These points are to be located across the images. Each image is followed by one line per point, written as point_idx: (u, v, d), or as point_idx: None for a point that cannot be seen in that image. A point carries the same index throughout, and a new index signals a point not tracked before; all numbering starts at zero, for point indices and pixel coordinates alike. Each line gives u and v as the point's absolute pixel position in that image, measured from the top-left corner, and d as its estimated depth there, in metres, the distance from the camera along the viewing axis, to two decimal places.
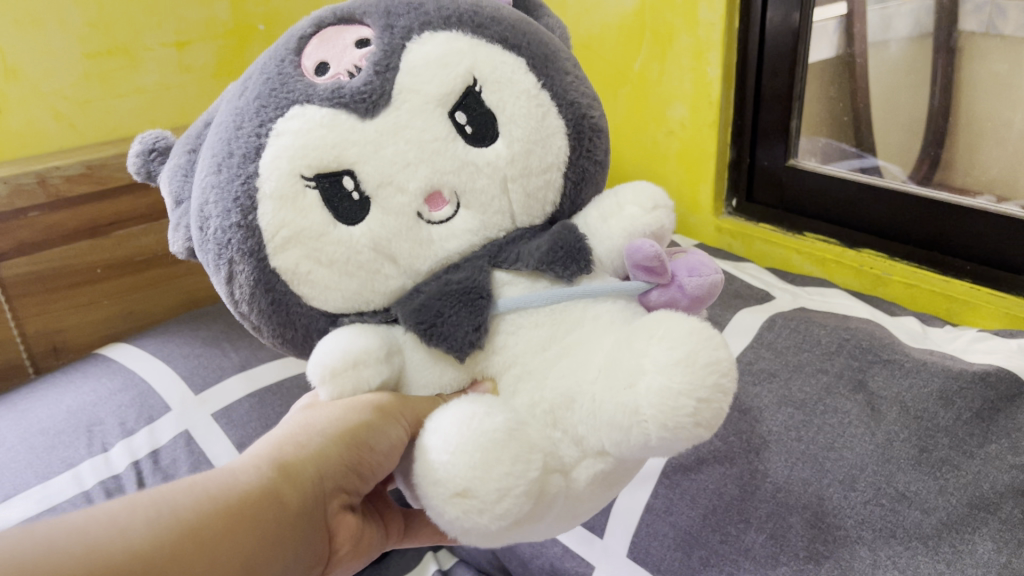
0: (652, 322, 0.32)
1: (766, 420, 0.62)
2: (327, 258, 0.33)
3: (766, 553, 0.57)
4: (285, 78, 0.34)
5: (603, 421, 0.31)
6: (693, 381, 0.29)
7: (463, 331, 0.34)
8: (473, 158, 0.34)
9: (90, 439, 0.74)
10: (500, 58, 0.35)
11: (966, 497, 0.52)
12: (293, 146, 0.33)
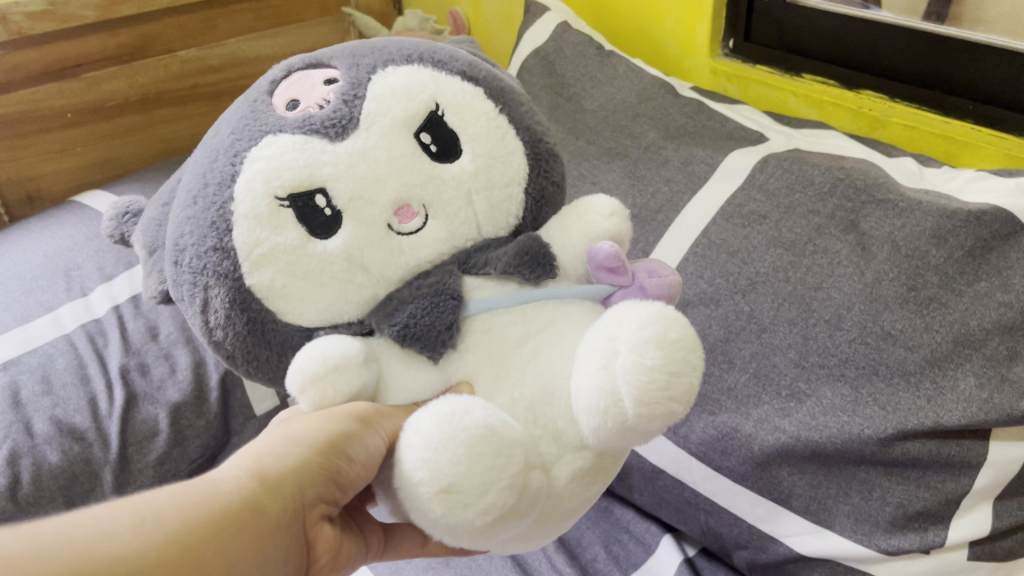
0: (617, 313, 0.36)
1: (754, 262, 0.61)
2: (302, 267, 0.37)
3: (748, 393, 0.59)
4: (259, 118, 0.39)
5: (582, 409, 0.36)
6: (665, 357, 0.34)
7: (436, 326, 0.38)
8: (437, 174, 0.39)
9: (69, 283, 0.74)
10: (456, 91, 0.40)
11: (952, 334, 0.52)
12: (266, 170, 0.37)
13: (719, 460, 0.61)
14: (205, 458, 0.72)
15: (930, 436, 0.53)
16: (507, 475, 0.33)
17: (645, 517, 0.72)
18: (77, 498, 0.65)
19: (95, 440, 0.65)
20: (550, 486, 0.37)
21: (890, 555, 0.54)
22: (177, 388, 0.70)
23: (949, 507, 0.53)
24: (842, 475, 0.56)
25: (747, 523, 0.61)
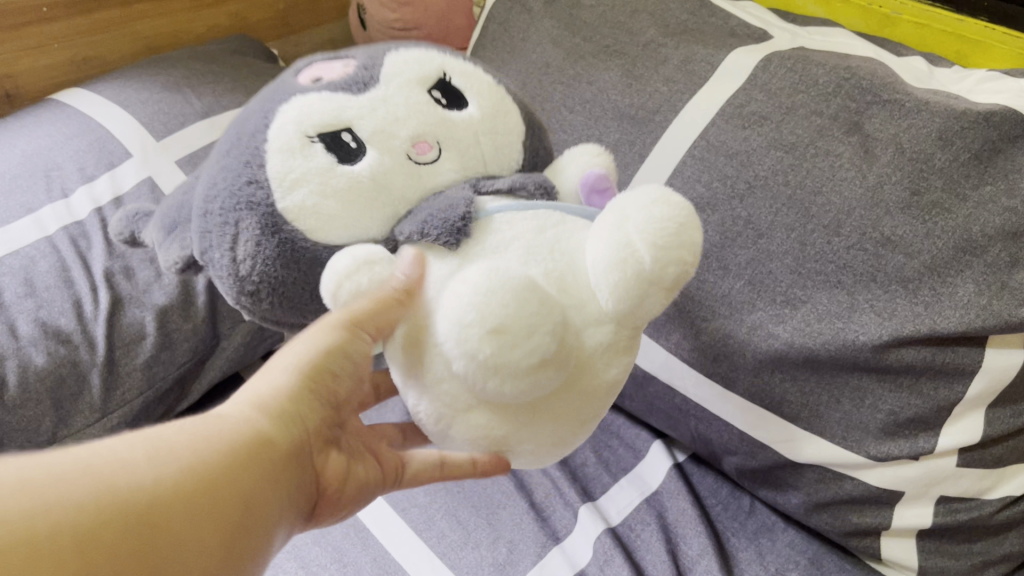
0: (620, 199, 0.39)
1: (752, 165, 0.58)
2: (333, 184, 0.39)
3: (743, 300, 0.57)
4: (285, 89, 0.42)
5: (605, 270, 0.37)
6: (673, 208, 0.37)
7: (456, 217, 0.39)
8: (450, 118, 0.42)
9: (49, 184, 0.72)
10: (460, 66, 0.45)
11: (953, 240, 0.50)
12: (296, 113, 0.40)
13: (710, 366, 0.60)
14: (193, 361, 0.71)
15: (925, 343, 0.52)
16: (542, 312, 0.33)
17: (635, 424, 0.72)
18: (66, 400, 0.64)
19: (81, 343, 0.65)
20: (580, 352, 0.37)
21: (879, 461, 0.55)
22: (164, 293, 0.69)
23: (941, 415, 0.53)
24: (834, 382, 0.55)
25: (737, 430, 0.60)
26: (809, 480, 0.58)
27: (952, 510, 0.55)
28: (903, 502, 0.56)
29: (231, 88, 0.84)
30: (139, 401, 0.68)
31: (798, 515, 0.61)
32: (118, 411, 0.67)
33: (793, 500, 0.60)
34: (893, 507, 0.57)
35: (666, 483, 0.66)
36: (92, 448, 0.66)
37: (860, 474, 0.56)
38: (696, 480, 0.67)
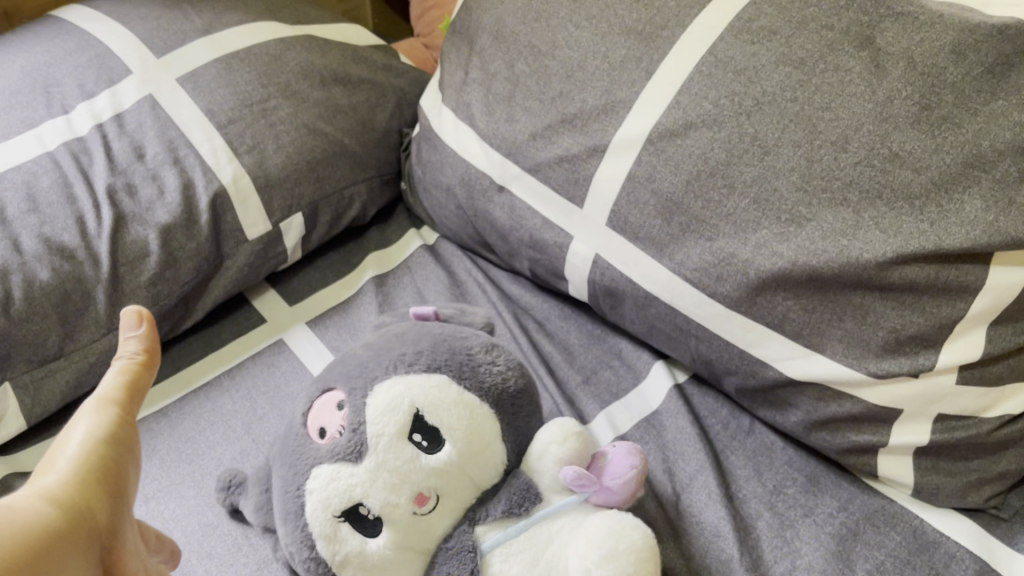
0: (585, 533, 0.49)
1: (761, 81, 0.57)
2: (369, 562, 0.48)
3: (747, 219, 0.57)
4: (302, 452, 0.50)
5: (590, 560, 0.47)
6: (615, 536, 0.48)
7: (473, 572, 0.49)
8: (435, 465, 0.49)
9: (50, 100, 0.72)
10: (427, 386, 0.50)
11: (962, 156, 0.50)
12: (319, 503, 0.48)
13: (713, 286, 0.59)
14: (198, 280, 0.71)
15: (930, 261, 0.51)
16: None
17: (638, 345, 0.72)
18: (72, 316, 0.64)
19: (85, 260, 0.65)
20: None
21: (879, 379, 0.55)
22: (166, 211, 0.68)
23: (943, 332, 0.53)
24: (837, 300, 0.55)
25: (738, 350, 0.60)
26: (809, 399, 0.59)
27: (950, 428, 0.56)
28: (902, 420, 0.57)
29: (230, 5, 0.82)
30: None
31: (797, 433, 0.62)
32: None
33: (793, 419, 0.61)
34: (891, 425, 0.57)
35: (667, 403, 0.67)
36: (99, 364, 0.66)
37: (859, 392, 0.57)
38: (697, 400, 0.68)
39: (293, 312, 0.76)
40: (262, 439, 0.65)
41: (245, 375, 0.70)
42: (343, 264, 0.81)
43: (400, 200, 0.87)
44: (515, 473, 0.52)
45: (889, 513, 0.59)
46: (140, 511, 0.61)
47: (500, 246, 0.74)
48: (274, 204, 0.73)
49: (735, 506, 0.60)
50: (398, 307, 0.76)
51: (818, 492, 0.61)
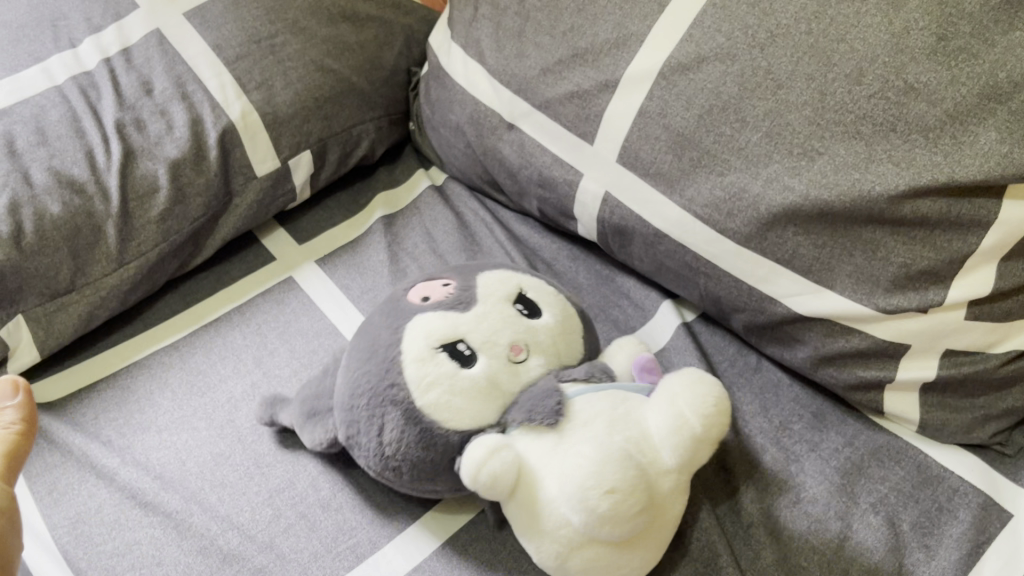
0: (669, 386, 0.51)
1: (775, 14, 0.56)
2: (460, 387, 0.51)
3: (759, 154, 0.57)
4: (401, 309, 0.56)
5: (672, 404, 0.50)
6: (684, 385, 0.51)
7: (553, 404, 0.51)
8: (533, 325, 0.55)
9: (56, 35, 0.73)
10: (534, 282, 0.58)
11: (977, 87, 0.50)
12: (424, 331, 0.53)
13: (722, 222, 0.59)
14: (207, 216, 0.71)
15: (942, 194, 0.51)
16: (637, 476, 0.47)
17: (645, 285, 0.72)
18: (83, 250, 0.65)
19: (95, 194, 0.65)
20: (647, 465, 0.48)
21: (888, 314, 0.55)
22: (175, 146, 0.68)
23: (953, 267, 0.53)
24: (848, 235, 0.55)
25: (747, 286, 0.60)
26: (817, 335, 0.59)
27: (957, 363, 0.56)
28: (909, 355, 0.57)
29: None
30: (155, 254, 0.68)
31: (804, 370, 0.62)
32: (135, 262, 0.67)
33: (801, 355, 0.61)
34: (898, 360, 0.57)
35: (675, 341, 0.67)
36: (110, 298, 0.67)
37: (867, 327, 0.57)
38: (704, 339, 0.68)
39: (302, 250, 0.76)
40: (272, 373, 0.66)
41: (255, 312, 0.70)
42: (351, 203, 0.81)
43: (408, 139, 0.86)
44: (576, 367, 0.55)
45: (894, 449, 0.60)
46: (154, 441, 0.61)
47: (509, 185, 0.74)
48: (283, 141, 0.73)
49: (742, 441, 0.61)
50: (407, 246, 0.76)
51: (824, 428, 0.61)
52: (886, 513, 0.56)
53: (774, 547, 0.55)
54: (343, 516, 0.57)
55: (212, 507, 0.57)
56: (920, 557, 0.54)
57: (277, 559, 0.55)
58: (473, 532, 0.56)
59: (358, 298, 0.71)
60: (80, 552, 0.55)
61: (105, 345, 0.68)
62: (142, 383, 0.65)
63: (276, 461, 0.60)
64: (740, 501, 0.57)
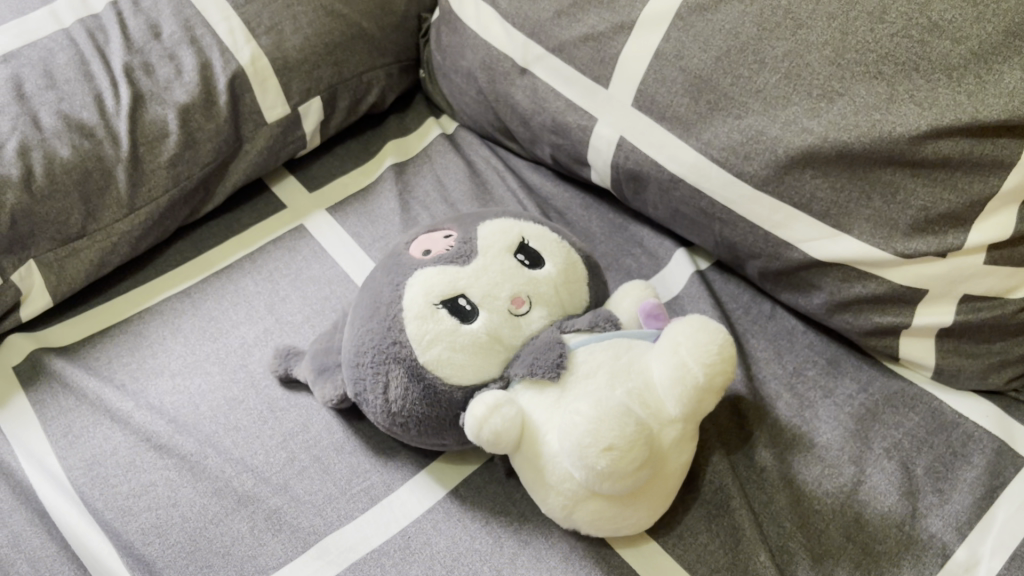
0: (673, 332, 0.50)
1: None
2: (460, 343, 0.51)
3: (777, 95, 0.56)
4: (402, 264, 0.55)
5: (675, 355, 0.49)
6: (689, 333, 0.49)
7: (554, 357, 0.50)
8: (535, 276, 0.54)
9: None
10: (536, 230, 0.57)
11: (1003, 24, 0.49)
12: (423, 287, 0.52)
13: (739, 166, 0.58)
14: (217, 163, 0.70)
15: (964, 134, 0.50)
16: (638, 430, 0.45)
17: (659, 233, 0.71)
18: (94, 195, 0.64)
19: (104, 138, 0.64)
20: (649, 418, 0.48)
21: (906, 259, 0.55)
22: (184, 90, 0.67)
23: (973, 210, 0.52)
24: (866, 178, 0.54)
25: (763, 232, 0.60)
26: (833, 281, 0.59)
27: (975, 309, 0.55)
28: (926, 301, 0.56)
29: None
30: (166, 200, 0.68)
31: (819, 316, 0.62)
32: (145, 208, 0.67)
33: (817, 301, 0.61)
34: (915, 306, 0.57)
35: (688, 288, 0.67)
36: (121, 244, 0.66)
37: (884, 272, 0.56)
38: (717, 287, 0.68)
39: (313, 198, 0.75)
40: (285, 319, 0.66)
41: (267, 259, 0.70)
42: (361, 152, 0.80)
43: (419, 88, 0.85)
44: (586, 314, 0.54)
45: (909, 395, 0.59)
46: (167, 386, 0.61)
47: (521, 132, 0.73)
48: (293, 87, 0.72)
49: (755, 387, 0.61)
50: (418, 195, 0.75)
51: (838, 375, 0.61)
52: (900, 458, 0.56)
53: (787, 491, 0.55)
54: (357, 459, 0.57)
55: (227, 450, 0.57)
56: (934, 501, 0.54)
57: (292, 501, 0.55)
58: (487, 475, 0.56)
59: (370, 246, 0.71)
60: (97, 493, 0.55)
61: (117, 291, 0.68)
62: (155, 329, 0.65)
63: (289, 405, 0.60)
64: (754, 446, 0.57)
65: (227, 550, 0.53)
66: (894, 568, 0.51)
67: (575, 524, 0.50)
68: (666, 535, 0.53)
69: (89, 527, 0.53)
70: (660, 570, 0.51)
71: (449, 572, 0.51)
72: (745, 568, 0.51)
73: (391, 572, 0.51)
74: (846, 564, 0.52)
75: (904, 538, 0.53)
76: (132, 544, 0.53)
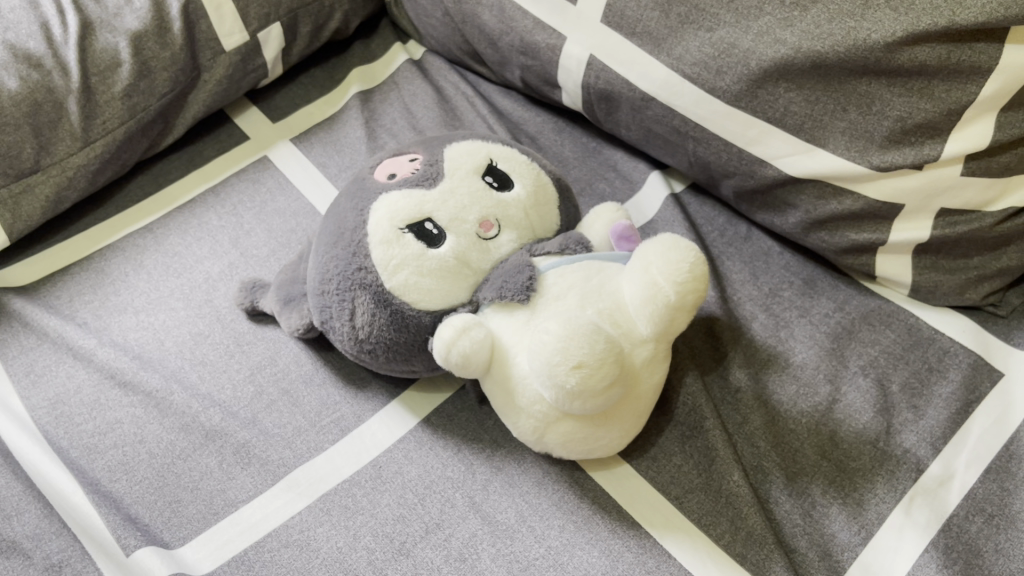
0: (647, 250, 0.48)
1: None
2: (427, 267, 0.49)
3: (749, 5, 0.53)
4: (367, 188, 0.53)
5: (647, 275, 0.47)
6: (662, 251, 0.47)
7: (524, 279, 0.49)
8: (503, 198, 0.52)
9: None
10: (504, 150, 0.55)
11: None
12: (388, 211, 0.50)
13: (711, 81, 0.56)
14: (175, 93, 0.68)
15: (941, 39, 0.48)
16: (607, 349, 0.44)
17: (633, 156, 0.70)
18: (45, 128, 0.62)
19: (53, 68, 0.62)
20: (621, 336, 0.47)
21: (882, 172, 0.53)
22: (136, 17, 0.64)
23: (950, 119, 0.50)
24: (842, 89, 0.52)
25: (737, 149, 0.58)
26: (809, 198, 0.57)
27: (952, 224, 0.54)
28: (904, 216, 0.55)
29: None
30: (122, 132, 0.66)
31: (795, 236, 0.61)
32: (101, 141, 0.64)
33: (792, 220, 0.60)
34: (891, 222, 0.56)
35: (662, 211, 0.65)
36: (78, 178, 0.64)
37: (861, 188, 0.55)
38: (692, 209, 0.67)
39: (277, 129, 0.73)
40: (250, 253, 0.64)
41: (230, 192, 0.68)
42: (326, 80, 0.78)
43: (385, 12, 0.83)
44: (558, 236, 0.53)
45: (885, 312, 0.59)
46: (131, 322, 0.60)
47: (490, 54, 0.71)
48: (250, 13, 0.69)
49: (730, 309, 0.60)
50: (385, 123, 0.73)
51: (815, 294, 0.60)
52: (875, 375, 0.56)
53: (761, 411, 0.55)
54: (327, 391, 0.56)
55: (194, 386, 0.56)
56: (909, 418, 0.54)
57: (260, 434, 0.54)
58: (460, 402, 0.56)
59: (336, 176, 0.69)
60: (61, 431, 0.54)
61: (76, 228, 0.66)
62: (117, 266, 0.64)
63: (256, 338, 0.59)
64: (728, 367, 0.57)
65: (195, 484, 0.52)
66: (868, 483, 0.51)
67: (547, 446, 0.49)
68: (640, 458, 0.53)
69: (53, 466, 0.52)
70: (632, 492, 0.51)
71: (421, 499, 0.51)
72: (718, 488, 0.51)
73: (363, 501, 0.51)
74: (820, 481, 0.51)
75: (879, 454, 0.52)
76: (98, 482, 0.52)
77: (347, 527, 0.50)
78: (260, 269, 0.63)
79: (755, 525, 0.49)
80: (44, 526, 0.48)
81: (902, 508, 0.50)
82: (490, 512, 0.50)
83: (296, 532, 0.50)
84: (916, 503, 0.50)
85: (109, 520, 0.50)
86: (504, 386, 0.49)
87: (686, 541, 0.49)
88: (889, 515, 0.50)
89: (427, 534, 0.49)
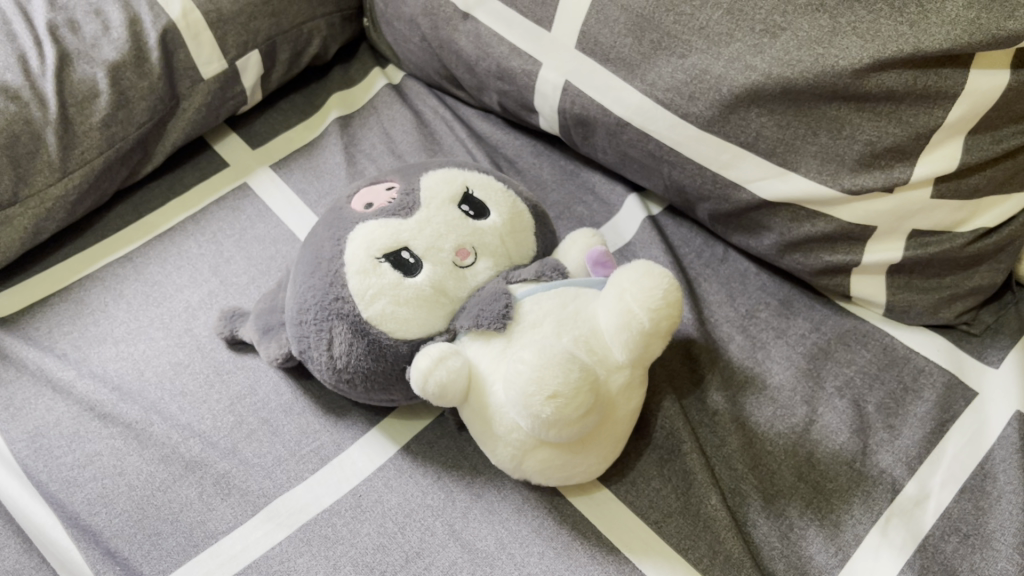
0: (621, 278, 0.49)
1: None
2: (404, 296, 0.50)
3: (720, 32, 0.53)
4: (343, 217, 0.54)
5: (621, 302, 0.48)
6: (635, 279, 0.48)
7: (500, 307, 0.49)
8: (479, 226, 0.53)
9: None
10: (480, 178, 0.55)
11: None
12: (365, 241, 0.51)
13: (684, 106, 0.57)
14: (154, 121, 0.68)
15: (908, 66, 0.48)
16: (581, 377, 0.44)
17: (611, 179, 0.70)
18: (23, 159, 0.62)
19: (31, 100, 0.62)
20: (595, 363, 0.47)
21: (854, 196, 0.54)
22: (113, 47, 0.65)
23: (919, 143, 0.51)
24: (812, 114, 0.53)
25: (711, 172, 0.59)
26: (783, 221, 0.58)
27: (924, 245, 0.55)
28: (876, 238, 0.56)
29: None
30: (101, 162, 0.66)
31: (771, 257, 0.62)
32: (79, 171, 0.64)
33: (767, 242, 0.60)
34: (865, 244, 0.56)
35: (639, 234, 0.66)
36: (57, 208, 0.64)
37: (833, 211, 0.56)
38: (669, 231, 0.67)
39: (257, 155, 0.74)
40: (229, 281, 0.64)
41: (210, 219, 0.68)
42: (306, 106, 0.78)
43: (363, 37, 0.83)
44: (534, 263, 0.53)
45: (860, 332, 0.59)
46: (111, 353, 0.60)
47: (467, 79, 0.72)
48: (228, 41, 0.70)
49: (708, 331, 0.60)
50: (365, 148, 0.73)
51: (791, 315, 0.61)
52: (852, 396, 0.56)
53: (739, 433, 0.55)
54: (307, 419, 0.56)
55: (174, 416, 0.57)
56: (885, 437, 0.54)
57: (240, 464, 0.54)
58: (439, 429, 0.56)
59: (315, 202, 0.69)
60: (41, 465, 0.54)
61: (55, 259, 0.66)
62: (96, 296, 0.64)
63: (236, 367, 0.59)
64: (706, 390, 0.57)
65: (175, 516, 0.52)
66: (844, 504, 0.52)
67: (525, 473, 0.49)
68: (619, 483, 0.53)
69: (32, 500, 0.52)
70: (611, 517, 0.51)
71: (401, 528, 0.51)
72: (696, 511, 0.51)
73: (343, 531, 0.51)
74: (798, 502, 0.52)
75: (855, 474, 0.53)
76: (78, 515, 0.52)
77: (328, 557, 0.50)
78: (240, 297, 0.63)
79: (733, 548, 0.49)
80: (24, 560, 0.48)
81: (878, 528, 0.50)
82: (470, 539, 0.50)
83: (276, 563, 0.50)
84: (892, 523, 0.50)
85: (88, 555, 0.50)
86: (481, 415, 0.49)
87: (664, 566, 0.49)
88: (866, 535, 0.50)
89: (408, 563, 0.50)
